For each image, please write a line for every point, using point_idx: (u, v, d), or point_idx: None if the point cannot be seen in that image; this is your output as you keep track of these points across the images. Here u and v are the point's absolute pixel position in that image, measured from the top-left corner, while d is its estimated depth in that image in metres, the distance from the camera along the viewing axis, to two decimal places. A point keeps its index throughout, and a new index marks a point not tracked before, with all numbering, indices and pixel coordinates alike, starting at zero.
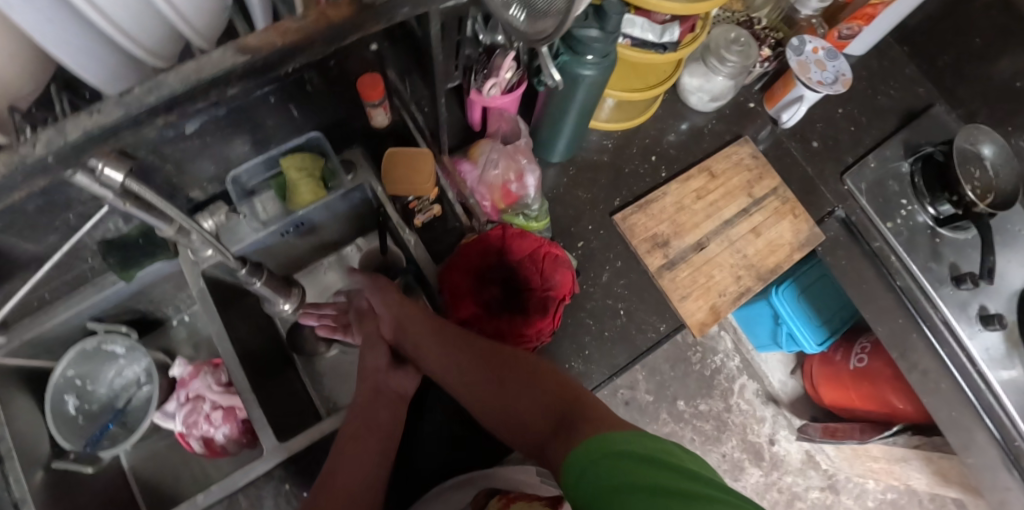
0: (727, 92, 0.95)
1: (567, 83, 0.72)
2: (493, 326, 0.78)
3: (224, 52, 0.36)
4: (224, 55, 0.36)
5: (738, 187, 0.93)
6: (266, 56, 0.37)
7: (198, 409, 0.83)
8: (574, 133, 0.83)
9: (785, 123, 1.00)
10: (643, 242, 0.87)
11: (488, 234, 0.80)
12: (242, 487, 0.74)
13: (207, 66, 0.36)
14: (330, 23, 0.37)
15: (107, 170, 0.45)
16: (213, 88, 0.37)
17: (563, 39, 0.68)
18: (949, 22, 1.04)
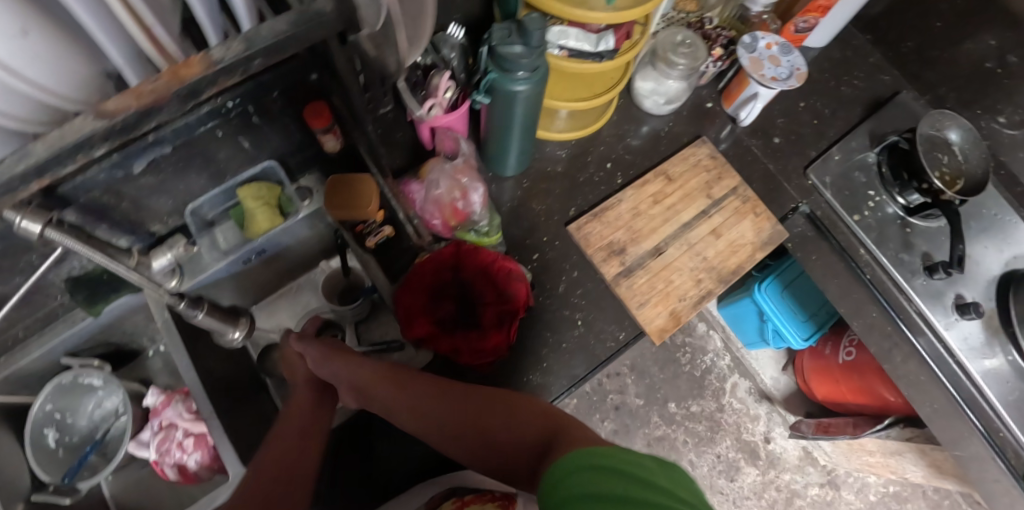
0: (682, 94, 0.95)
1: (502, 99, 0.72)
2: (448, 343, 0.78)
3: (85, 117, 0.42)
4: (83, 122, 0.41)
5: (696, 189, 0.92)
6: (123, 118, 0.42)
7: (170, 437, 0.85)
8: (521, 146, 0.83)
9: (743, 121, 0.99)
10: (599, 251, 0.86)
11: (439, 253, 0.80)
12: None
13: (70, 133, 0.42)
14: (182, 79, 0.42)
15: (24, 222, 0.54)
16: (81, 151, 0.42)
17: (492, 57, 0.69)
18: (910, 7, 1.02)
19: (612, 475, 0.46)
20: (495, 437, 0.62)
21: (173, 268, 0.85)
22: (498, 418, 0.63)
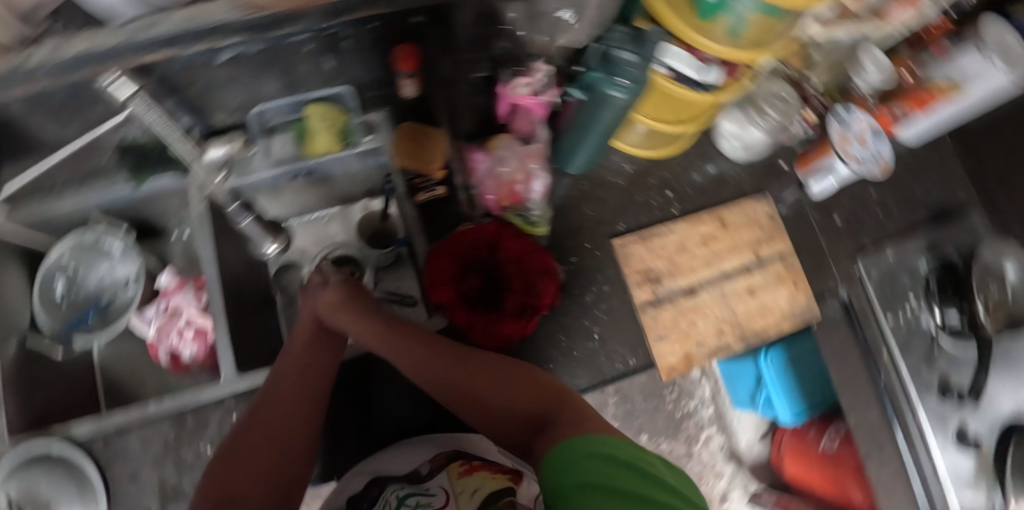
0: (761, 146, 0.94)
1: (597, 100, 0.71)
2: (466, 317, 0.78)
3: None
4: None
5: (745, 243, 0.92)
6: None
7: (173, 323, 0.86)
8: (591, 147, 0.82)
9: (811, 191, 0.97)
10: (634, 274, 0.86)
11: (483, 229, 0.81)
12: (191, 408, 0.77)
13: None
14: None
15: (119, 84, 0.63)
16: None
17: (600, 56, 0.67)
18: None
19: (598, 464, 0.50)
20: (493, 408, 0.64)
21: (224, 163, 0.83)
22: (495, 381, 0.65)
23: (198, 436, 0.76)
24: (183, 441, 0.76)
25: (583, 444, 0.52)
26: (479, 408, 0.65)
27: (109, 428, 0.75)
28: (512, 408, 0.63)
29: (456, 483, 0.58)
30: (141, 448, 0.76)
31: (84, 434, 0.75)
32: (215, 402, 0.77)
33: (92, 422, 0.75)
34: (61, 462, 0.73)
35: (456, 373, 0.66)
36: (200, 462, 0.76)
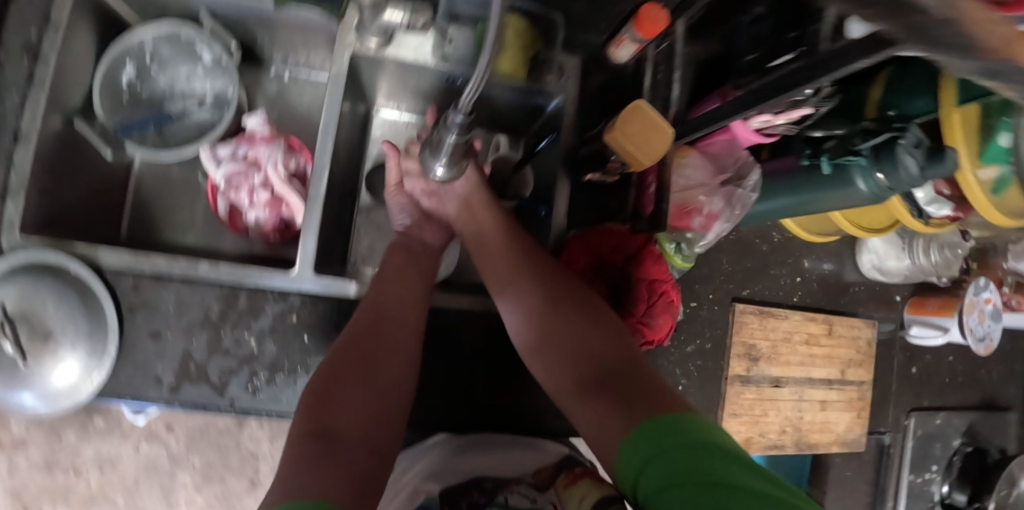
0: (894, 274, 0.92)
1: (837, 181, 0.66)
2: None
3: None
4: None
5: (838, 358, 0.89)
6: None
7: (247, 177, 0.72)
8: (777, 212, 0.77)
9: (910, 336, 0.95)
10: (739, 345, 0.81)
11: (632, 237, 0.71)
12: (248, 287, 0.65)
13: None
14: None
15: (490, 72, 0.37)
16: None
17: (876, 145, 0.61)
18: None
19: (694, 455, 0.42)
20: (560, 351, 0.58)
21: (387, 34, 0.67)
22: (572, 321, 0.59)
23: (244, 322, 0.65)
24: (226, 321, 0.64)
25: (667, 429, 0.45)
26: (547, 345, 0.59)
27: (142, 270, 0.64)
28: (580, 360, 0.57)
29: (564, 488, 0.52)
30: (175, 308, 0.64)
31: (110, 264, 0.63)
32: (277, 294, 0.66)
33: (121, 253, 0.62)
34: (74, 287, 0.61)
35: (540, 299, 0.61)
36: (235, 352, 0.64)
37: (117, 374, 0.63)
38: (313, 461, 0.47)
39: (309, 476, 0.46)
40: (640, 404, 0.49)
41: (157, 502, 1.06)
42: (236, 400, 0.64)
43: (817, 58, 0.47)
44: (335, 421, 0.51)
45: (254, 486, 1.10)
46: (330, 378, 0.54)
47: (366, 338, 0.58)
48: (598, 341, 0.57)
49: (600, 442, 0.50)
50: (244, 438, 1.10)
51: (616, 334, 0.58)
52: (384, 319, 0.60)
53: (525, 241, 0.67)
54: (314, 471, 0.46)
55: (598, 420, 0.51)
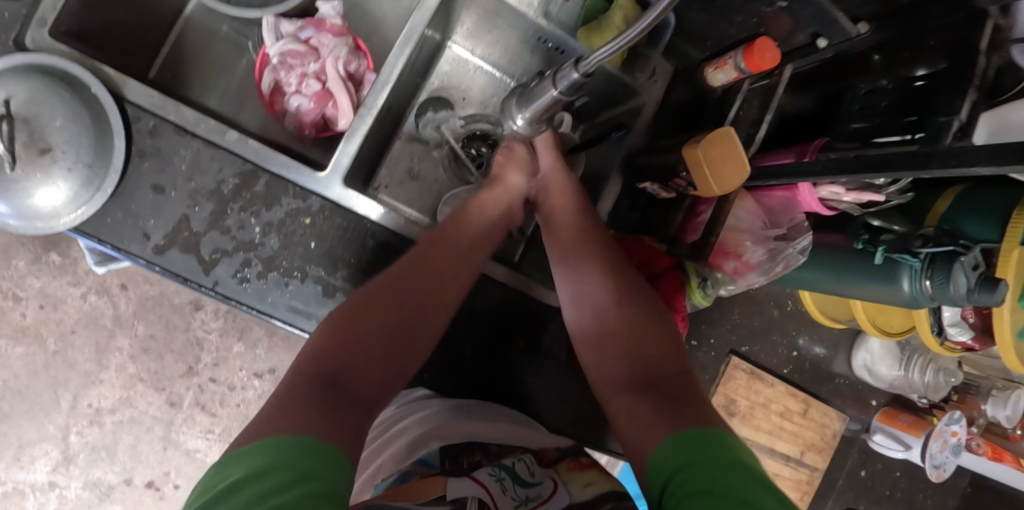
0: (884, 382, 0.91)
1: (881, 273, 0.66)
2: None
3: None
4: None
5: (803, 439, 0.88)
6: None
7: (303, 61, 0.67)
8: (808, 283, 0.77)
9: (870, 439, 0.93)
10: (721, 396, 0.82)
11: (660, 255, 0.71)
12: (272, 173, 0.61)
13: None
14: None
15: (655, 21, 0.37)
16: None
17: (936, 254, 0.61)
18: None
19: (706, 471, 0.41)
20: (614, 355, 0.59)
21: None
22: (625, 317, 0.60)
23: (255, 208, 0.60)
24: (236, 200, 0.60)
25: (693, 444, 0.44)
26: (595, 335, 0.61)
27: (165, 115, 0.59)
28: (631, 364, 0.57)
29: (564, 473, 0.55)
30: (188, 168, 0.59)
31: (135, 100, 0.59)
32: (299, 191, 0.62)
33: (151, 93, 0.58)
34: (90, 108, 0.56)
35: (605, 298, 0.62)
36: (237, 234, 0.60)
37: (104, 215, 0.58)
38: (320, 389, 0.47)
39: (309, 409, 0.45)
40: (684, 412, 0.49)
41: (87, 357, 1.01)
42: (220, 284, 0.60)
43: (937, 149, 0.46)
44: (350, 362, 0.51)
45: (188, 374, 1.05)
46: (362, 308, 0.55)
47: (406, 278, 0.59)
48: (654, 351, 0.58)
49: (635, 438, 0.50)
50: (195, 324, 1.05)
51: (673, 348, 0.59)
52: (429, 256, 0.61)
53: (604, 225, 0.68)
54: (314, 394, 0.46)
55: (637, 418, 0.51)
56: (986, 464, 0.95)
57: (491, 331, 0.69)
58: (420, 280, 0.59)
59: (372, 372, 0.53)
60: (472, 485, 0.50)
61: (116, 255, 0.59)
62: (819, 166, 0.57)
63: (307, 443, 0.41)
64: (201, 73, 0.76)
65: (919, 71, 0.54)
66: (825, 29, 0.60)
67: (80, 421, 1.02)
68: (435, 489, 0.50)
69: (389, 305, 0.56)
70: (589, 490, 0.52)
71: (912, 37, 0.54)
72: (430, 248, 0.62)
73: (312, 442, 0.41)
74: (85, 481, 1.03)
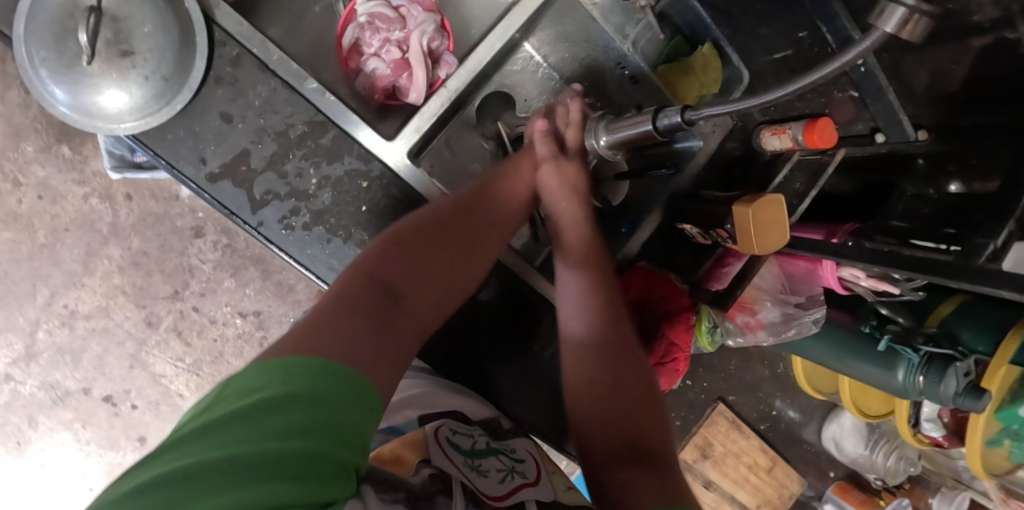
0: (848, 458, 0.95)
1: (880, 360, 0.70)
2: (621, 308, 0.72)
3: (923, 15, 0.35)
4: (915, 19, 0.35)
5: (762, 494, 0.91)
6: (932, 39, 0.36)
7: (389, 27, 0.69)
8: (810, 354, 0.79)
9: (821, 508, 0.96)
10: (700, 437, 0.86)
11: (682, 295, 0.74)
12: (342, 127, 0.61)
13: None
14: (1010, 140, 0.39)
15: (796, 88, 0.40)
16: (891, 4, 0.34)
17: (937, 353, 0.65)
18: None
19: None
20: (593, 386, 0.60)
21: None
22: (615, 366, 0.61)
23: (316, 158, 0.61)
24: (300, 147, 0.60)
25: None
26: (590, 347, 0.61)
27: (251, 47, 0.59)
28: (614, 407, 0.59)
29: (546, 466, 0.56)
30: (260, 104, 0.59)
31: (224, 25, 0.58)
32: (362, 152, 0.62)
33: (240, 21, 0.58)
34: (180, 20, 0.56)
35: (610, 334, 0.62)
36: (292, 181, 0.60)
37: (166, 130, 0.58)
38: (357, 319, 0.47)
39: (350, 338, 0.44)
40: (666, 484, 0.51)
41: (74, 257, 0.99)
42: (264, 225, 0.60)
43: (971, 266, 0.49)
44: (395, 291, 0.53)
45: (173, 298, 1.03)
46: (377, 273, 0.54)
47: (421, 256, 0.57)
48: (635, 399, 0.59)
49: (612, 492, 0.51)
50: (191, 250, 1.03)
51: (648, 405, 0.60)
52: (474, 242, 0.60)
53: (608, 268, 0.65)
54: (357, 335, 0.45)
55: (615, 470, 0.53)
56: None
57: (509, 330, 0.69)
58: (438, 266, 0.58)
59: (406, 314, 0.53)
60: (450, 460, 0.49)
61: (166, 173, 0.59)
62: (853, 253, 0.59)
63: (348, 376, 0.40)
64: (276, 8, 0.75)
65: (954, 187, 0.62)
66: (888, 126, 0.64)
67: (52, 320, 1.00)
68: (412, 457, 0.48)
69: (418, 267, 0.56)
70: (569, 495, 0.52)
71: (961, 155, 0.61)
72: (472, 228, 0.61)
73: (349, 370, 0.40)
74: (42, 381, 1.01)
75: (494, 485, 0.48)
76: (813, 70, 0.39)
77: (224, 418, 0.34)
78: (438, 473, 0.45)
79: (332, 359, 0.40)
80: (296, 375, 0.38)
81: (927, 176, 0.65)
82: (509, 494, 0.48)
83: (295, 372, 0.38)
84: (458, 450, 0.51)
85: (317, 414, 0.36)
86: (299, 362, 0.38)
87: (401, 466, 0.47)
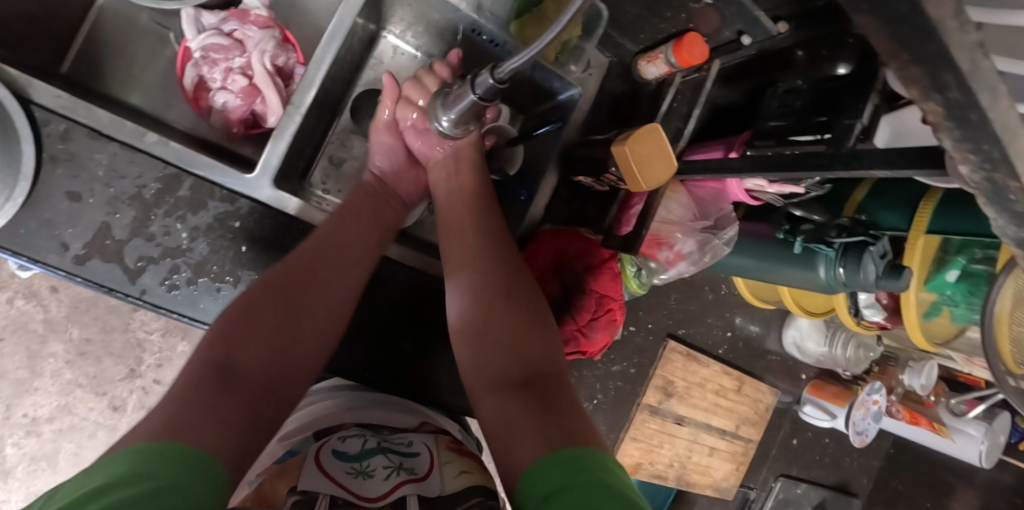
0: (813, 358, 0.96)
1: (800, 261, 0.70)
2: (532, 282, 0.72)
3: None
4: None
5: (738, 414, 0.92)
6: None
7: (227, 56, 0.66)
8: (741, 269, 0.80)
9: (801, 411, 0.98)
10: (659, 378, 0.84)
11: (600, 249, 0.73)
12: (198, 174, 0.59)
13: None
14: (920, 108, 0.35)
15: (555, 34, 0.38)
16: None
17: (849, 242, 0.65)
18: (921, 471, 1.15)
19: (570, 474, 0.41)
20: (483, 344, 0.56)
21: None
22: (502, 321, 0.56)
23: (180, 212, 0.59)
24: (160, 205, 0.58)
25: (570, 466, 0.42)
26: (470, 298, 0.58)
27: (78, 117, 0.56)
28: (507, 358, 0.54)
29: (444, 453, 0.55)
30: (105, 173, 0.57)
31: (43, 101, 0.55)
32: (226, 193, 0.60)
33: (58, 94, 0.55)
34: None
35: (502, 281, 0.59)
36: (162, 241, 0.58)
37: (17, 226, 0.55)
38: (197, 392, 0.44)
39: (191, 418, 0.41)
40: (553, 422, 0.47)
41: (17, 365, 0.87)
42: (147, 292, 0.59)
43: (839, 152, 0.48)
44: (234, 358, 0.47)
45: (130, 377, 0.93)
46: (232, 323, 0.50)
47: (274, 293, 0.52)
48: (529, 349, 0.55)
49: (505, 452, 0.48)
50: (133, 325, 0.92)
51: (552, 348, 0.56)
52: (326, 263, 0.56)
53: (497, 222, 0.64)
54: (203, 413, 0.42)
55: (510, 428, 0.49)
56: (909, 431, 0.98)
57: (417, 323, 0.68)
58: (301, 292, 0.54)
59: (264, 365, 0.49)
60: (325, 479, 0.47)
61: (31, 268, 0.57)
62: (736, 168, 0.58)
63: (169, 450, 0.38)
64: (115, 62, 0.70)
65: (841, 70, 0.57)
66: (748, 28, 0.62)
67: (16, 432, 0.88)
68: (286, 485, 0.48)
69: (271, 318, 0.51)
70: (459, 481, 0.50)
71: (832, 36, 0.58)
72: (325, 253, 0.57)
73: (170, 454, 0.38)
74: (25, 494, 0.89)
75: (374, 495, 0.47)
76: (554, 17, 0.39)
77: (64, 504, 0.33)
78: (302, 499, 0.45)
79: (178, 444, 0.39)
80: (157, 457, 0.37)
81: (806, 66, 0.62)
82: (390, 493, 0.47)
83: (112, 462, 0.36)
84: (340, 470, 0.49)
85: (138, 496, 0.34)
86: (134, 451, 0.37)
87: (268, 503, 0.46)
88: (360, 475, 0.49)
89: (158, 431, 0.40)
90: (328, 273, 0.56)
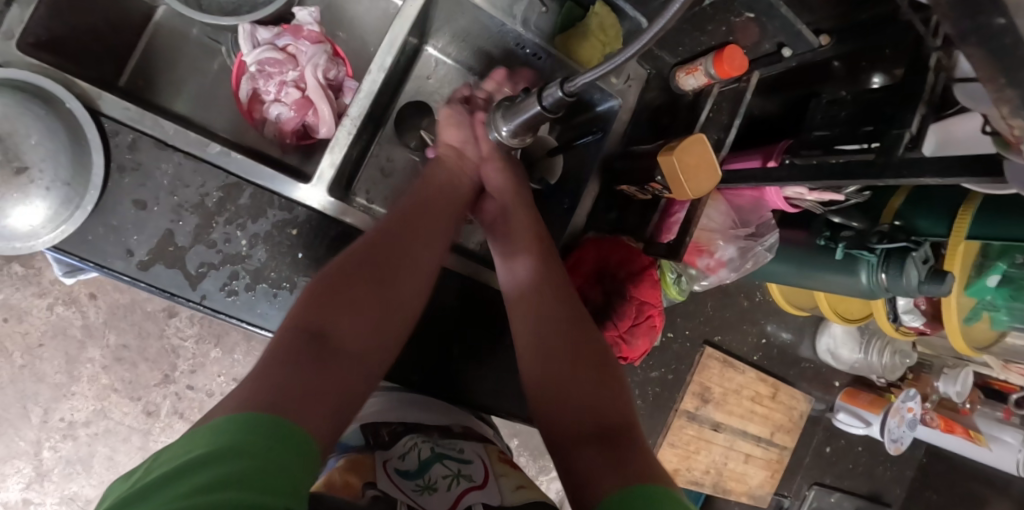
0: (847, 364, 0.96)
1: (840, 266, 0.70)
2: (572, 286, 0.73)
3: None
4: None
5: (773, 421, 0.93)
6: None
7: (281, 70, 0.68)
8: (779, 276, 0.81)
9: (835, 418, 0.98)
10: (696, 384, 0.85)
11: (640, 255, 0.74)
12: (257, 184, 0.61)
13: None
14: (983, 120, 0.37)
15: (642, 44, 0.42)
16: None
17: (891, 248, 0.65)
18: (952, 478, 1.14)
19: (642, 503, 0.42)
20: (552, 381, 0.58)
21: None
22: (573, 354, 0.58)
23: (240, 220, 0.61)
24: (222, 213, 0.60)
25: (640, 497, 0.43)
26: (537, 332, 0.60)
27: (145, 128, 0.58)
28: (578, 404, 0.55)
29: (496, 465, 0.56)
30: (170, 182, 0.59)
31: (113, 113, 0.58)
32: (284, 202, 0.62)
33: (127, 106, 0.58)
34: (66, 122, 0.55)
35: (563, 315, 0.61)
36: (223, 248, 0.60)
37: (85, 232, 0.57)
38: (298, 358, 0.46)
39: (287, 383, 0.43)
40: (626, 457, 0.48)
41: (57, 369, 0.87)
42: (208, 297, 0.60)
43: (890, 160, 0.49)
44: (326, 323, 0.50)
45: (165, 382, 0.93)
46: (326, 291, 0.52)
47: (367, 271, 0.55)
48: (596, 389, 0.56)
49: (581, 478, 0.49)
50: (169, 331, 0.92)
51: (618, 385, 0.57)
52: (410, 243, 0.59)
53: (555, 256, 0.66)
54: (300, 380, 0.45)
55: (585, 463, 0.50)
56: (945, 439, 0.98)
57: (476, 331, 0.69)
58: (390, 274, 0.56)
59: (355, 340, 0.51)
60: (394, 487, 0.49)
61: (97, 273, 0.58)
62: (782, 178, 0.59)
63: (259, 421, 0.39)
64: (170, 75, 0.73)
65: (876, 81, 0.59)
66: (791, 39, 0.63)
67: (53, 435, 0.88)
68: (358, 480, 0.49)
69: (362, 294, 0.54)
70: (521, 492, 0.51)
71: (872, 48, 0.59)
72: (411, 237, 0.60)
73: (270, 426, 0.39)
74: (61, 496, 0.90)
75: (441, 503, 0.49)
76: (647, 28, 0.41)
77: (162, 475, 0.34)
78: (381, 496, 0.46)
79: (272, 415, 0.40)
80: (253, 431, 0.38)
81: (846, 75, 0.64)
82: (458, 500, 0.49)
83: (216, 432, 0.37)
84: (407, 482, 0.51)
85: (244, 470, 0.35)
86: (228, 423, 0.38)
87: (350, 489, 0.47)
88: (426, 491, 0.50)
89: (257, 390, 0.42)
90: (413, 254, 0.59)
